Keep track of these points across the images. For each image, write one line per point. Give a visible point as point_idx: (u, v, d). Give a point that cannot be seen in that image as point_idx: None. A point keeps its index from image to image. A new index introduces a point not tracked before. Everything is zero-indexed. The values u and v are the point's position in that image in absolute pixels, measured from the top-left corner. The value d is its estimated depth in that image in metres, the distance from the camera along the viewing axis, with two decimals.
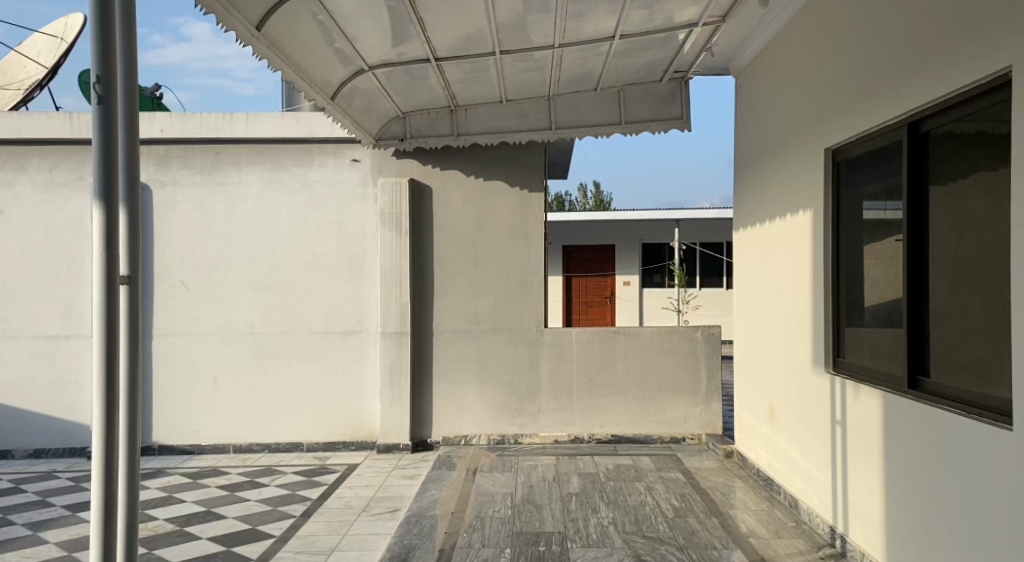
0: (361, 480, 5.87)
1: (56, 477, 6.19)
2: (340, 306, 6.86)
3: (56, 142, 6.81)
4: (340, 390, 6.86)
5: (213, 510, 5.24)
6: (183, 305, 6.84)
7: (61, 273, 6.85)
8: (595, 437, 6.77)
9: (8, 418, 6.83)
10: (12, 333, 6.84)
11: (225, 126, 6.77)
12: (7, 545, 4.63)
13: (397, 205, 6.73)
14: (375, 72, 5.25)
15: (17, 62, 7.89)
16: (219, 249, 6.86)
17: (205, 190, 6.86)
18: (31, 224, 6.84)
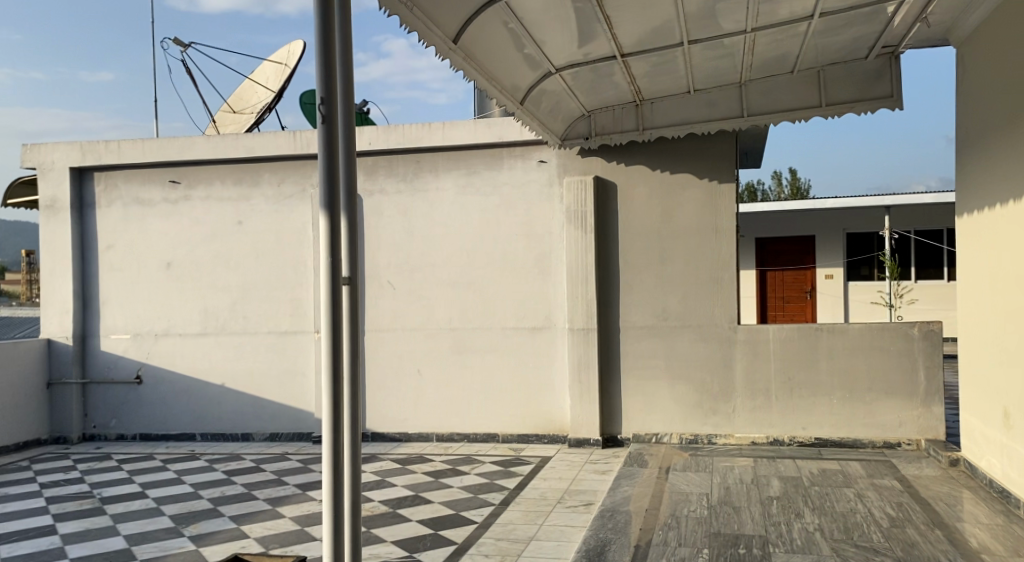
0: (555, 473, 6.01)
1: (287, 458, 6.92)
2: (532, 304, 7.06)
3: (282, 159, 7.60)
4: (533, 385, 7.06)
5: (420, 494, 5.60)
6: (390, 303, 7.36)
7: (288, 275, 7.63)
8: (796, 439, 6.44)
9: (248, 404, 7.73)
10: (250, 328, 7.72)
11: (424, 135, 7.19)
12: (252, 518, 5.26)
13: (583, 203, 6.80)
14: (562, 73, 5.35)
15: (250, 89, 8.88)
16: (420, 251, 7.31)
17: (407, 196, 7.34)
18: (263, 232, 7.68)
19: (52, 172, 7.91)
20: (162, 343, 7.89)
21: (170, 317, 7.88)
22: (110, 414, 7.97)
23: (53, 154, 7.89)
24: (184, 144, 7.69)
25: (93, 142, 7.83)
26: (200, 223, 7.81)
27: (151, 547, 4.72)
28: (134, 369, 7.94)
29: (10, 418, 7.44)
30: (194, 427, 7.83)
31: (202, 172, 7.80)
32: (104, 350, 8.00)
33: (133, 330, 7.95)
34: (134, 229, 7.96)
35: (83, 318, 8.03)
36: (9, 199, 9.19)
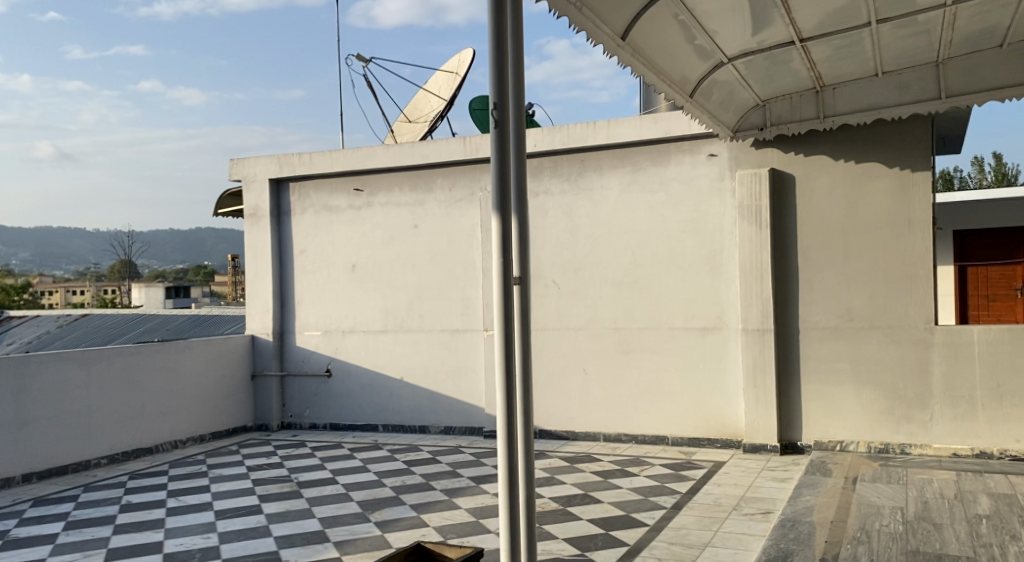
0: (730, 479, 5.80)
1: (461, 452, 7.19)
2: (702, 303, 6.86)
3: (452, 164, 7.90)
4: (704, 387, 6.85)
5: (590, 493, 5.61)
6: (556, 302, 7.43)
7: (460, 276, 7.92)
8: (1007, 453, 5.79)
9: (424, 399, 8.10)
10: (425, 326, 8.10)
11: (589, 134, 7.19)
12: (431, 507, 5.51)
13: (757, 197, 6.50)
14: (735, 63, 5.15)
15: (424, 98, 9.32)
16: (586, 250, 7.32)
17: (573, 196, 7.38)
18: (437, 234, 8.03)
19: (254, 184, 8.73)
20: (348, 340, 8.46)
21: (354, 315, 8.44)
22: (305, 404, 8.66)
23: (255, 168, 8.70)
24: (366, 154, 8.20)
25: (288, 155, 8.55)
26: (380, 227, 8.29)
27: (342, 530, 5.07)
28: (324, 363, 8.58)
29: (222, 406, 8.28)
30: (376, 419, 8.31)
31: (380, 179, 8.29)
32: (298, 346, 8.71)
33: (323, 328, 8.59)
34: (322, 234, 8.60)
35: (281, 316, 8.79)
36: (219, 209, 10.24)
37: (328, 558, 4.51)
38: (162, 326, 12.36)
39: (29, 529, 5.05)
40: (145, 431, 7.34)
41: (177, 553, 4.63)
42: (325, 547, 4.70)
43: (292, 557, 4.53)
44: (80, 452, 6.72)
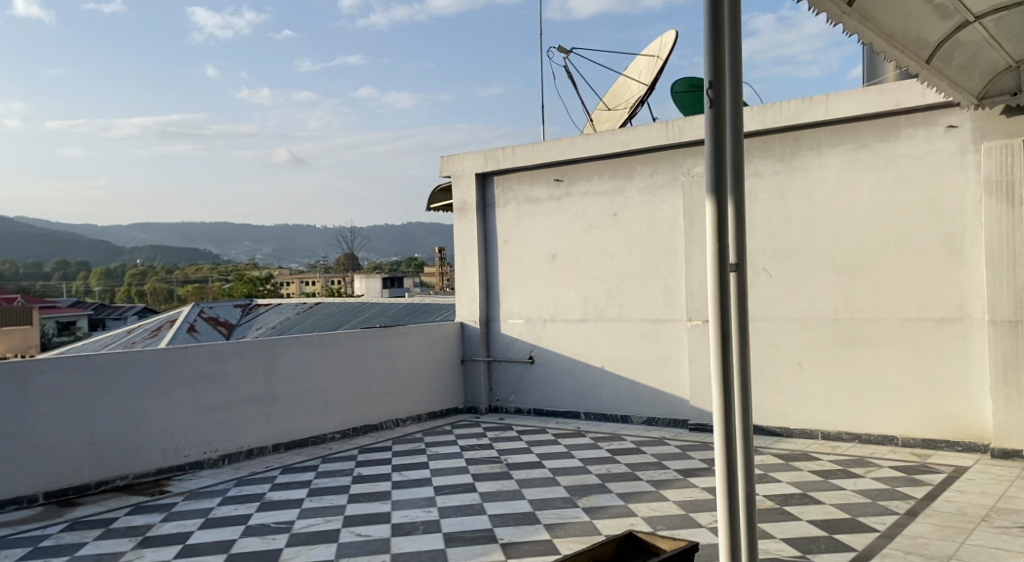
0: (976, 487, 5.20)
1: (666, 443, 7.07)
2: (936, 291, 6.21)
3: (655, 149, 7.75)
4: (941, 384, 6.20)
5: (809, 493, 5.29)
6: (767, 291, 7.07)
7: (662, 264, 7.77)
8: None
9: (626, 388, 8.06)
10: (627, 315, 8.04)
11: (804, 111, 6.74)
12: (639, 497, 5.48)
13: (1009, 169, 5.79)
14: (983, 21, 4.52)
15: (624, 84, 9.23)
16: (799, 235, 6.89)
17: (786, 177, 6.96)
18: (638, 222, 7.93)
19: (462, 179, 9.15)
20: (550, 328, 8.62)
21: (557, 304, 8.58)
22: (510, 389, 8.96)
23: (462, 163, 9.11)
24: (567, 144, 8.28)
25: (493, 149, 8.85)
26: (581, 216, 8.34)
27: (551, 513, 5.19)
28: (527, 350, 8.82)
29: (436, 388, 8.80)
30: (579, 407, 8.40)
31: (581, 168, 8.34)
32: (504, 333, 9.02)
33: (526, 316, 8.82)
34: (525, 224, 8.82)
35: (487, 304, 9.15)
36: (429, 205, 10.86)
37: (540, 539, 4.63)
38: (381, 313, 13.36)
39: (280, 493, 5.67)
40: (371, 409, 7.98)
41: (403, 524, 4.97)
42: (537, 529, 4.83)
43: (507, 536, 4.70)
44: (318, 426, 7.44)
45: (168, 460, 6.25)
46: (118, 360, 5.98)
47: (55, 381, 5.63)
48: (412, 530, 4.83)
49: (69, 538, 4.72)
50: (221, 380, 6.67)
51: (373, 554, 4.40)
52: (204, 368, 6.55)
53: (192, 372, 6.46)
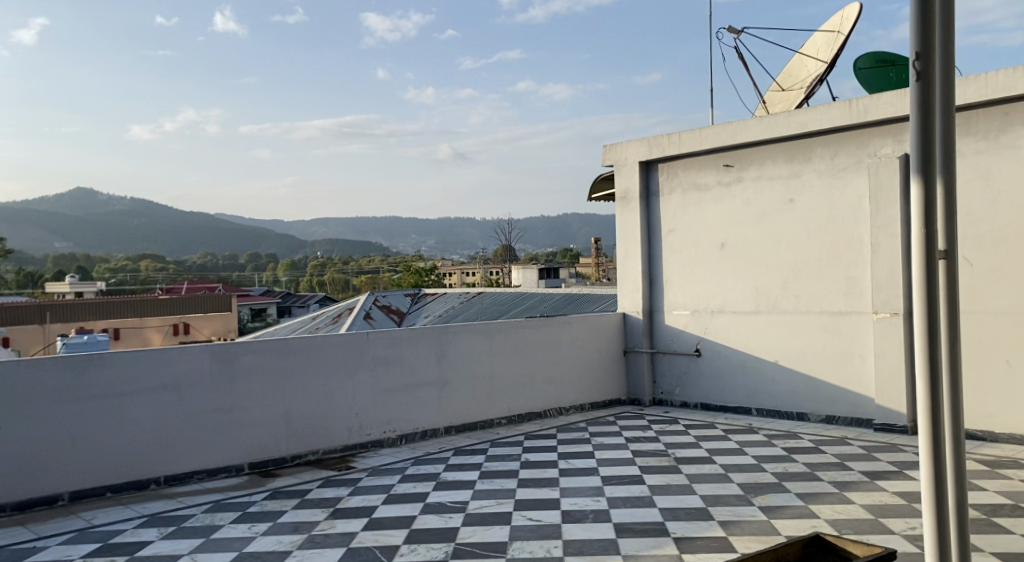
0: None
1: (849, 443, 6.63)
2: None
3: (836, 131, 7.27)
4: None
5: (1022, 505, 4.77)
6: (967, 282, 6.43)
7: (844, 252, 7.28)
8: None
9: (802, 384, 7.65)
10: (804, 307, 7.62)
11: (1016, 82, 6.04)
12: (822, 499, 5.17)
13: None
14: None
15: (800, 63, 8.72)
16: (1008, 219, 6.20)
17: (992, 156, 6.29)
18: (817, 208, 7.47)
19: (626, 167, 9.02)
20: (718, 319, 8.34)
21: (726, 295, 8.28)
22: (675, 382, 8.76)
23: (626, 152, 8.98)
24: (737, 128, 7.95)
25: (658, 136, 8.66)
26: (752, 203, 7.99)
27: (726, 510, 5.01)
28: (694, 342, 8.59)
29: (599, 378, 8.78)
30: (750, 402, 8.07)
31: (753, 152, 7.98)
32: (669, 324, 8.83)
33: (693, 307, 8.58)
34: (692, 213, 8.57)
35: (650, 295, 9.00)
36: (591, 194, 10.82)
37: (715, 536, 4.49)
38: (542, 303, 13.54)
39: (454, 475, 5.89)
40: (536, 397, 8.10)
41: (573, 511, 4.99)
42: (711, 525, 4.69)
43: (680, 531, 4.59)
44: (487, 411, 7.66)
45: (353, 438, 6.67)
46: (308, 345, 6.43)
47: (256, 362, 6.15)
48: (582, 519, 4.84)
49: (271, 505, 5.16)
50: (398, 364, 7.02)
51: (545, 539, 4.45)
52: (383, 353, 6.91)
53: (373, 355, 6.84)
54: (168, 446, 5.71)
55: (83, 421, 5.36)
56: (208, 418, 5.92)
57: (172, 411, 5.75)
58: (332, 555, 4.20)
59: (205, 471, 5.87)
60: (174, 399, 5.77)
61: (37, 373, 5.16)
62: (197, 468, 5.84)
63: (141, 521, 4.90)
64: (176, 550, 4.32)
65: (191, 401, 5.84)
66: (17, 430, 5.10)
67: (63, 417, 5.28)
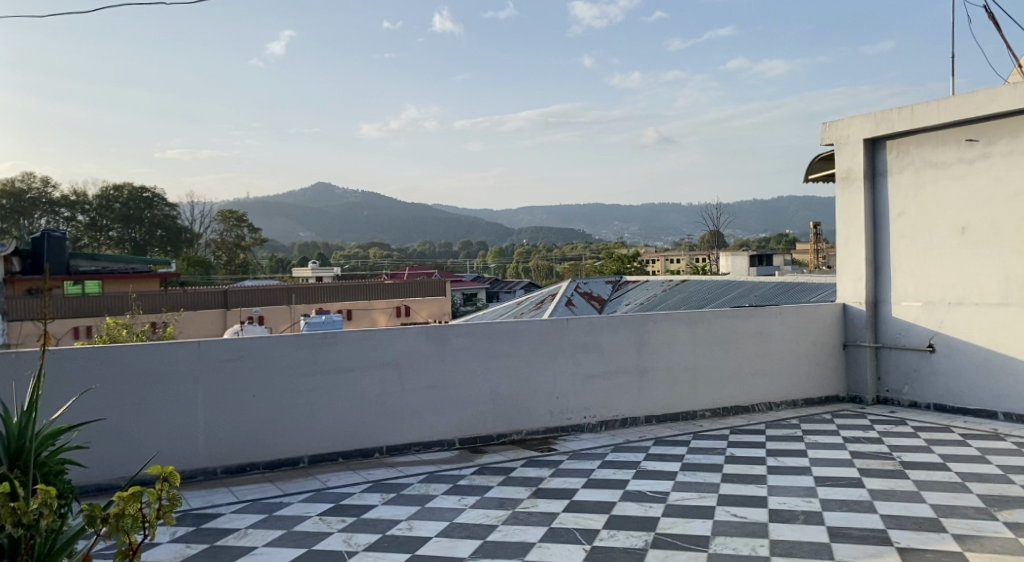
0: None
1: None
2: None
3: None
4: None
5: None
6: None
7: None
8: None
9: None
10: None
11: None
12: None
13: None
14: None
15: None
16: None
17: None
18: None
19: (849, 145, 8.34)
20: (957, 312, 7.49)
21: (966, 284, 7.41)
22: (904, 380, 8.00)
23: (848, 129, 8.30)
24: (985, 98, 7.05)
25: (886, 110, 7.90)
26: (1001, 182, 7.07)
27: (961, 522, 4.52)
28: (927, 337, 7.78)
29: (814, 373, 8.24)
30: (995, 405, 7.19)
31: (1005, 124, 7.05)
32: (896, 316, 8.08)
33: (925, 298, 7.78)
34: (926, 194, 7.75)
35: (875, 284, 8.28)
36: (807, 177, 10.13)
37: (946, 550, 4.06)
38: (750, 292, 12.93)
39: (655, 464, 5.83)
40: (743, 390, 7.78)
41: (782, 511, 4.75)
42: (942, 538, 4.25)
43: (904, 541, 4.22)
44: (689, 402, 7.50)
45: (554, 422, 6.84)
46: (512, 328, 6.67)
47: (464, 344, 6.50)
48: (791, 519, 4.59)
49: (480, 480, 5.44)
50: (599, 350, 7.07)
51: (751, 536, 4.29)
52: (584, 339, 7.00)
53: (574, 341, 6.95)
54: (388, 419, 6.21)
55: (318, 392, 5.98)
56: (423, 394, 6.35)
57: (392, 387, 6.24)
58: (535, 532, 4.35)
59: (420, 444, 6.32)
60: (393, 376, 6.25)
61: (282, 349, 5.83)
62: (413, 441, 6.30)
63: (367, 486, 5.38)
64: (395, 515, 4.71)
65: (408, 379, 6.30)
66: (266, 398, 5.80)
67: (302, 388, 5.92)
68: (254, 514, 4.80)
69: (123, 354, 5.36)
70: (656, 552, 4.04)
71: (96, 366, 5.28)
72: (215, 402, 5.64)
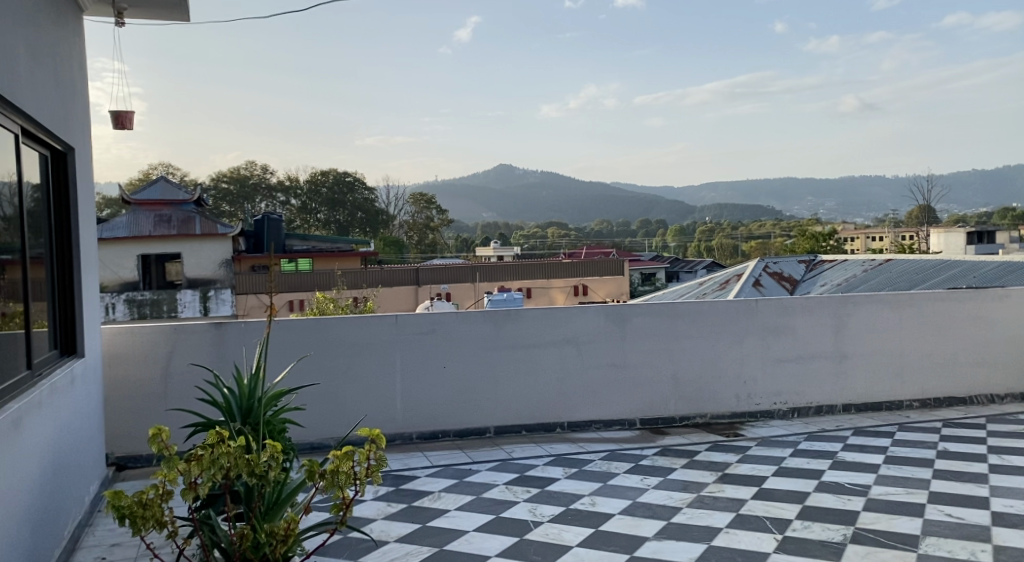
0: None
1: None
2: None
3: None
4: None
5: None
6: None
7: None
8: None
9: None
10: None
11: None
12: None
13: None
14: None
15: None
16: None
17: None
18: None
19: None
20: None
21: None
22: None
23: None
24: None
25: None
26: None
27: None
28: None
29: None
30: None
31: None
32: None
33: None
34: None
35: None
36: None
37: None
38: (968, 272, 11.66)
39: (854, 455, 5.47)
40: (957, 380, 7.07)
41: (1007, 515, 4.28)
42: None
43: None
44: (893, 391, 6.93)
45: (741, 406, 6.60)
46: (697, 308, 6.51)
47: (647, 324, 6.43)
48: (1018, 524, 4.12)
49: (663, 461, 5.38)
50: (791, 334, 6.71)
51: (968, 540, 3.90)
52: (774, 321, 6.67)
53: (763, 324, 6.65)
54: (571, 396, 6.30)
55: (503, 366, 6.18)
56: (604, 372, 6.37)
57: (574, 364, 6.32)
58: (722, 518, 4.24)
59: (602, 422, 6.36)
60: (575, 353, 6.32)
61: (470, 324, 6.10)
62: (594, 418, 6.35)
63: (550, 459, 5.50)
64: (578, 490, 4.78)
65: (589, 356, 6.35)
66: (455, 371, 6.09)
67: (489, 363, 6.16)
68: (446, 479, 5.08)
69: (331, 325, 5.84)
70: (856, 548, 3.80)
71: (309, 336, 5.81)
72: (410, 372, 6.01)
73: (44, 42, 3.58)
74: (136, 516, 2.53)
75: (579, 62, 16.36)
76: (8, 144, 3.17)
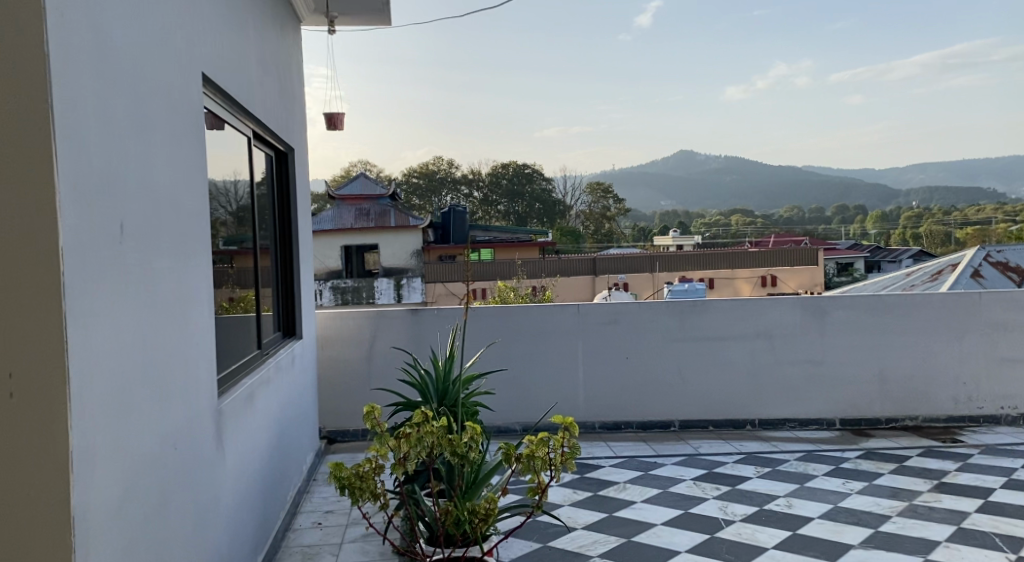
0: None
1: None
2: None
3: None
4: None
5: None
6: None
7: None
8: None
9: None
10: None
11: None
12: None
13: None
14: None
15: None
16: None
17: None
18: None
19: None
20: None
21: None
22: None
23: None
24: None
25: None
26: None
27: None
28: None
29: None
30: None
31: None
32: None
33: None
34: None
35: None
36: None
37: None
38: None
39: None
40: None
41: None
42: None
43: None
44: None
45: (959, 410, 5.99)
46: (906, 302, 5.98)
47: (849, 317, 6.00)
48: None
49: (867, 465, 5.00)
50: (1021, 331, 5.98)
51: None
52: (1001, 318, 5.98)
53: (988, 320, 5.97)
54: (763, 392, 6.02)
55: (690, 359, 6.03)
56: (800, 368, 6.02)
57: (766, 358, 6.03)
58: (940, 531, 3.86)
59: (798, 420, 6.02)
60: (767, 347, 6.03)
61: (656, 315, 6.00)
62: (789, 416, 6.02)
63: (740, 456, 5.30)
64: (773, 491, 4.56)
65: (783, 351, 6.03)
66: (641, 362, 6.02)
67: (675, 355, 6.03)
68: (632, 470, 5.04)
69: (519, 314, 5.99)
70: None
71: (497, 324, 5.99)
72: (596, 362, 6.02)
73: (269, 52, 3.93)
74: (354, 486, 2.74)
75: (769, 40, 15.51)
76: (238, 146, 3.52)
